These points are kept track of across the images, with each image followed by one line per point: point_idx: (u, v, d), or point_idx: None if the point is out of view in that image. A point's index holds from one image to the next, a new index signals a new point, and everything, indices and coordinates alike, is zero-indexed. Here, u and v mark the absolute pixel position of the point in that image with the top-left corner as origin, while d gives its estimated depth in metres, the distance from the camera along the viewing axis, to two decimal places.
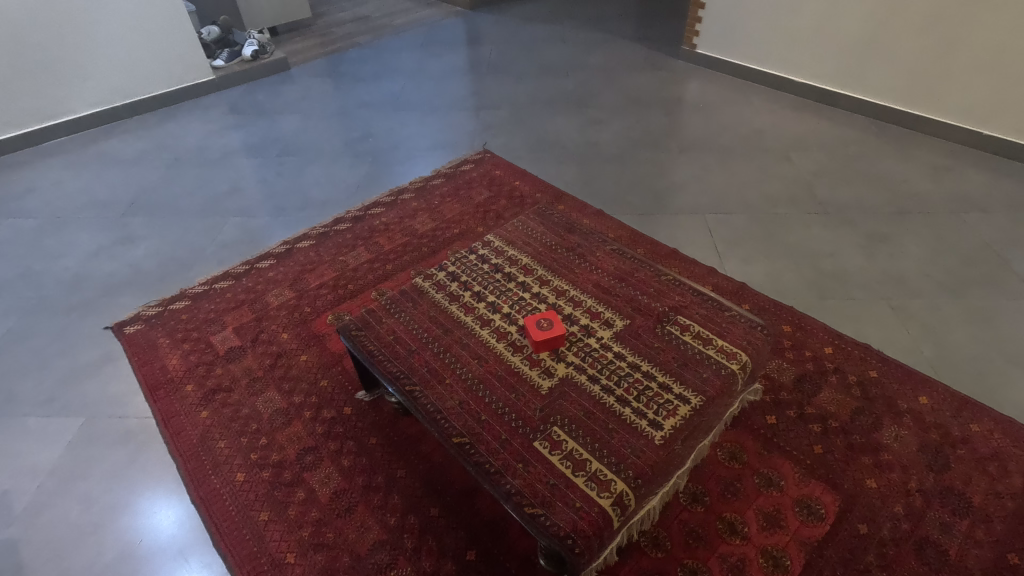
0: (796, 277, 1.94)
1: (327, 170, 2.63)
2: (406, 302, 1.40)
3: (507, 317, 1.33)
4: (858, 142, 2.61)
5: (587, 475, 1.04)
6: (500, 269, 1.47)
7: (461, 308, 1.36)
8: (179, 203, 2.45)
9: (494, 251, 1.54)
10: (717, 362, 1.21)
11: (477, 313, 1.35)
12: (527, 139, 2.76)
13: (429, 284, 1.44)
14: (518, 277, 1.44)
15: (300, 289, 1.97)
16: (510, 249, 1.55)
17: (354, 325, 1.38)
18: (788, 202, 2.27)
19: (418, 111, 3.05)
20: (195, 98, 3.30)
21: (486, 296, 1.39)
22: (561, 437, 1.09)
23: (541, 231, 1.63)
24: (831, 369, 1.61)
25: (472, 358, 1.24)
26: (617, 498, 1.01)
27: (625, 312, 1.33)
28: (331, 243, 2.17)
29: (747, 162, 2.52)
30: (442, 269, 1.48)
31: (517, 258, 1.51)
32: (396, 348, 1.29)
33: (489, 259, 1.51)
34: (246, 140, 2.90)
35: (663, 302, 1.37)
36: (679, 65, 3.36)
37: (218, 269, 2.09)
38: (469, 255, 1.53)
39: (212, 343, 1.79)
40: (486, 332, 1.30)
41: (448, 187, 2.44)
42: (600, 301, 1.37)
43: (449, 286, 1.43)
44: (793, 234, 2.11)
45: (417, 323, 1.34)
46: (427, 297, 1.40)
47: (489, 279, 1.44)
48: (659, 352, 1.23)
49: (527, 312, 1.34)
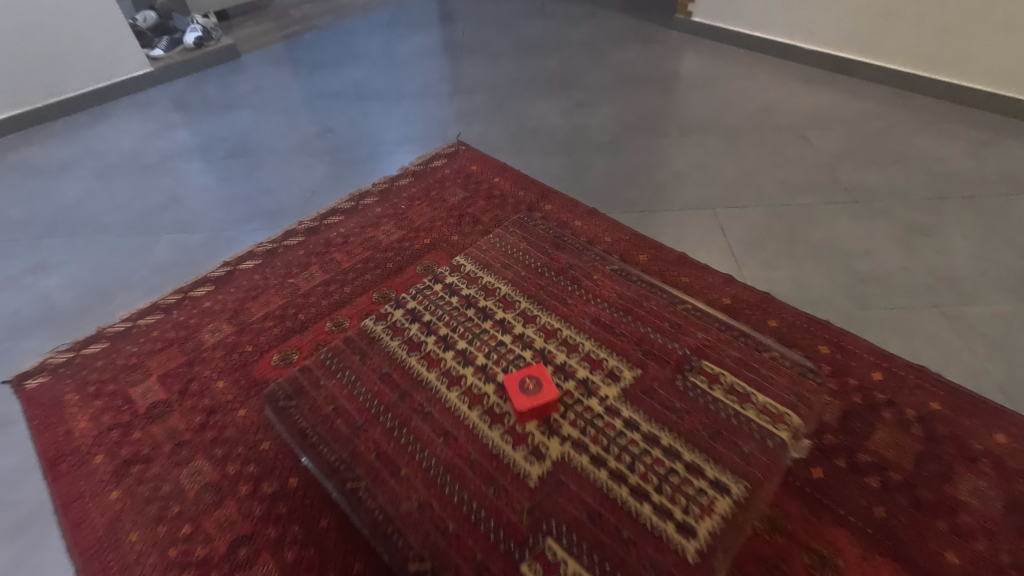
0: (828, 283, 1.64)
1: (280, 173, 2.29)
2: (351, 356, 1.09)
3: (482, 371, 1.02)
4: (882, 116, 2.30)
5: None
6: (472, 302, 1.17)
7: (422, 361, 1.06)
8: (105, 219, 2.11)
9: (464, 278, 1.23)
10: (760, 428, 0.91)
11: (442, 367, 1.04)
12: (507, 127, 2.43)
13: (382, 328, 1.13)
14: (496, 313, 1.14)
15: (241, 322, 1.65)
16: (485, 274, 1.24)
17: (280, 388, 1.08)
18: (809, 189, 1.97)
19: (385, 100, 2.70)
20: (132, 94, 2.92)
21: (455, 341, 1.08)
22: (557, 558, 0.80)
23: (524, 249, 1.34)
24: (882, 402, 1.32)
25: (436, 435, 0.94)
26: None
27: (633, 359, 1.04)
28: (280, 263, 1.84)
29: (758, 144, 2.20)
30: (399, 305, 1.17)
31: (495, 286, 1.20)
32: (337, 425, 0.99)
33: (459, 289, 1.20)
34: (187, 141, 2.54)
35: (680, 340, 1.08)
36: (672, 36, 3.02)
37: (145, 300, 1.76)
38: (433, 285, 1.22)
39: (131, 397, 1.47)
40: (455, 395, 0.99)
41: (417, 187, 2.11)
42: (601, 343, 1.07)
43: (408, 329, 1.12)
44: (820, 230, 1.80)
45: (365, 385, 1.03)
46: (378, 347, 1.09)
47: (460, 318, 1.13)
48: (682, 418, 0.93)
49: (507, 363, 1.03)
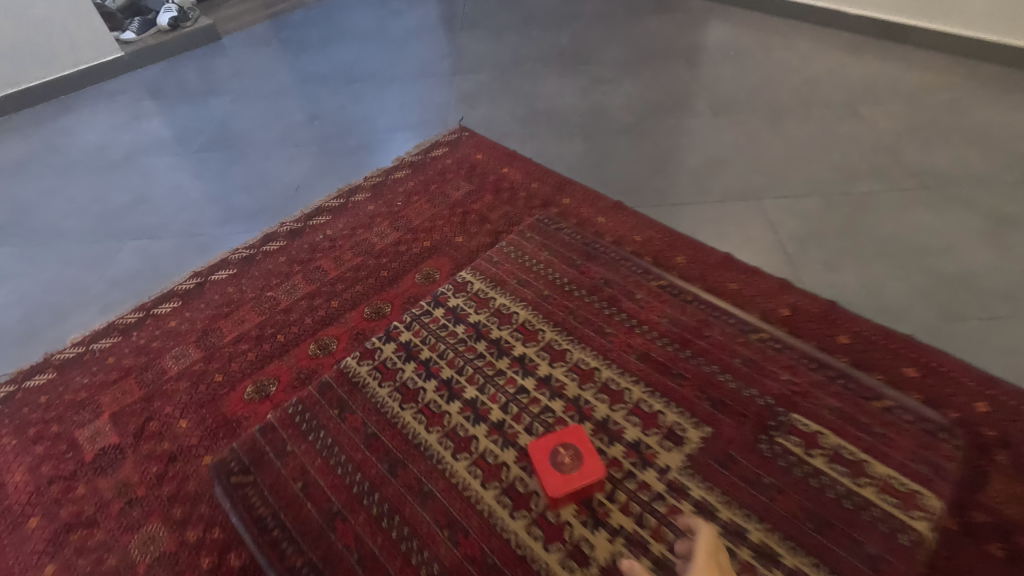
0: (905, 287, 1.37)
1: (261, 167, 2.03)
2: (370, 412, 1.03)
3: (511, 428, 0.95)
4: (946, 88, 2.01)
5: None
6: (495, 343, 1.08)
7: (446, 418, 0.99)
8: (62, 225, 1.87)
9: (486, 311, 1.16)
10: (824, 478, 0.87)
11: (468, 424, 0.97)
12: (516, 109, 2.15)
13: (399, 379, 1.06)
14: (522, 355, 1.06)
15: (210, 345, 1.41)
16: (509, 307, 1.17)
17: (281, 474, 0.99)
18: (870, 173, 1.69)
19: (378, 83, 2.43)
20: (101, 82, 2.66)
21: (459, 390, 1.01)
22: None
23: (553, 266, 1.28)
24: (995, 441, 1.06)
25: (467, 508, 0.89)
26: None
27: (674, 403, 0.98)
28: (257, 272, 1.59)
29: (804, 123, 1.92)
30: (417, 349, 1.10)
31: (520, 320, 1.13)
32: (360, 496, 0.94)
33: (480, 326, 1.12)
34: (160, 132, 2.29)
35: (755, 386, 1.01)
36: (696, 4, 2.72)
37: (101, 320, 1.52)
38: (452, 322, 1.14)
39: (77, 442, 1.24)
40: (484, 460, 0.93)
41: (414, 181, 1.85)
42: (639, 389, 1.00)
43: (428, 378, 1.05)
44: (888, 222, 1.53)
45: (388, 447, 0.98)
46: (398, 403, 1.03)
47: (483, 363, 1.05)
48: (773, 498, 0.85)
49: (537, 418, 0.96)
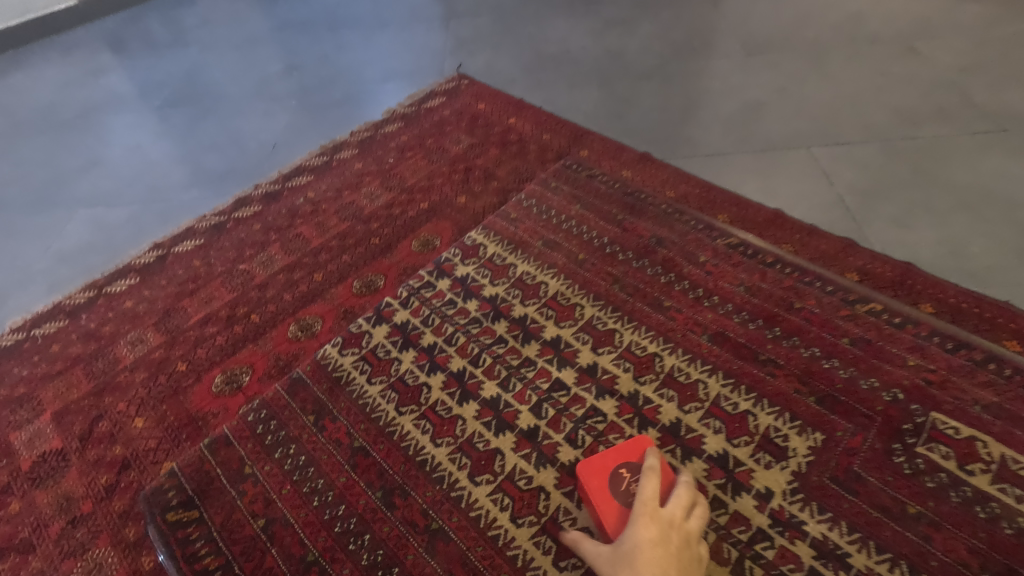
0: (991, 245, 1.16)
1: (233, 124, 1.79)
2: (382, 415, 0.92)
3: (546, 423, 0.89)
4: (1012, 20, 1.76)
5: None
6: (522, 330, 1.01)
7: (470, 419, 0.91)
8: (6, 193, 1.63)
9: (514, 294, 1.06)
10: (928, 469, 0.80)
11: (494, 423, 0.90)
12: (521, 54, 1.89)
13: (410, 376, 0.96)
14: (558, 343, 0.98)
15: (172, 328, 1.19)
16: (539, 284, 1.08)
17: (235, 508, 0.86)
18: (935, 115, 1.47)
19: (364, 29, 2.16)
20: (55, 35, 2.37)
21: (475, 387, 0.94)
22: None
23: (594, 227, 1.18)
24: None
25: (500, 517, 0.81)
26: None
27: (731, 380, 0.92)
28: (227, 243, 1.37)
29: (852, 62, 1.68)
30: (431, 339, 1.01)
31: (554, 301, 1.04)
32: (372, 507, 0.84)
33: (504, 312, 1.04)
34: (118, 88, 2.03)
35: (877, 376, 0.90)
36: None
37: (47, 302, 1.30)
38: (473, 306, 1.05)
39: (12, 447, 1.03)
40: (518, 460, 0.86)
41: (408, 135, 1.61)
42: (691, 369, 0.94)
43: (445, 373, 0.96)
44: (962, 172, 1.32)
45: (405, 453, 0.88)
46: (412, 404, 0.93)
47: (510, 350, 0.99)
48: (928, 535, 0.75)
49: (574, 411, 0.90)
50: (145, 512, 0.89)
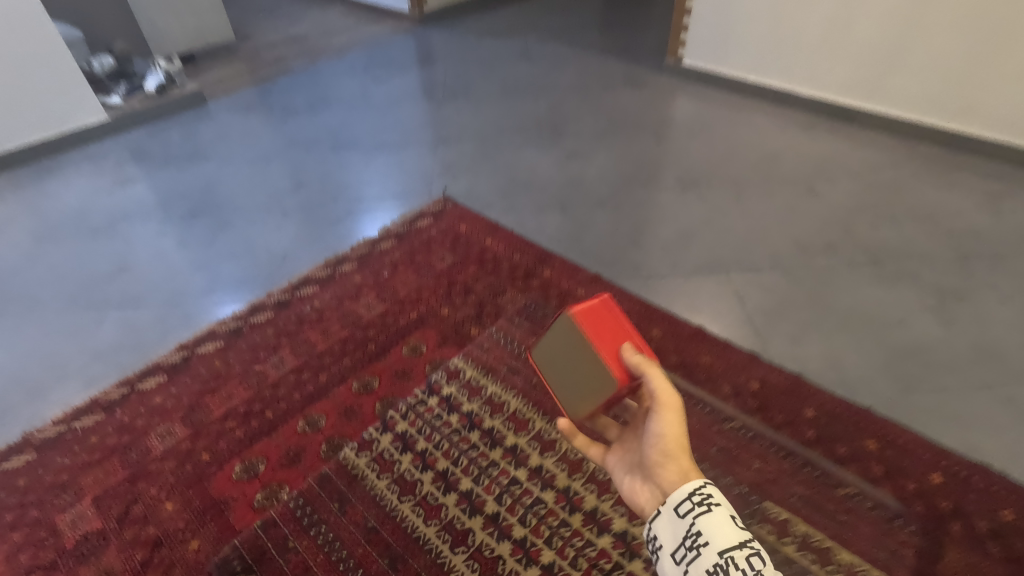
0: (863, 359, 1.48)
1: (247, 235, 2.07)
2: (378, 506, 1.16)
3: (502, 508, 1.14)
4: (891, 166, 2.19)
5: (742, 570, 0.63)
6: (486, 432, 1.27)
7: (447, 507, 1.14)
8: (40, 294, 1.85)
9: (481, 406, 1.31)
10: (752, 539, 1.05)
11: (464, 510, 1.14)
12: (497, 181, 2.25)
13: (400, 472, 1.21)
14: (511, 445, 1.23)
15: (197, 422, 1.41)
16: (502, 400, 1.33)
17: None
18: (827, 247, 1.83)
19: (363, 150, 2.52)
20: (84, 144, 2.67)
21: (455, 481, 1.18)
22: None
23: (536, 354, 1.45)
24: (948, 512, 1.15)
25: None
26: (759, 553, 0.65)
27: None
28: (244, 345, 1.61)
29: (765, 198, 2.07)
30: (415, 441, 1.26)
31: (511, 412, 1.30)
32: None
33: (473, 418, 1.29)
34: (143, 199, 2.31)
35: (730, 476, 1.19)
36: (663, 80, 2.92)
37: (83, 396, 1.50)
38: (447, 412, 1.31)
39: (57, 528, 1.22)
40: (482, 539, 1.09)
41: (400, 252, 1.91)
42: None
43: (428, 469, 1.21)
44: (846, 296, 1.65)
45: (396, 540, 1.11)
46: (403, 497, 1.17)
47: (474, 447, 1.24)
48: None
49: (524, 499, 1.14)
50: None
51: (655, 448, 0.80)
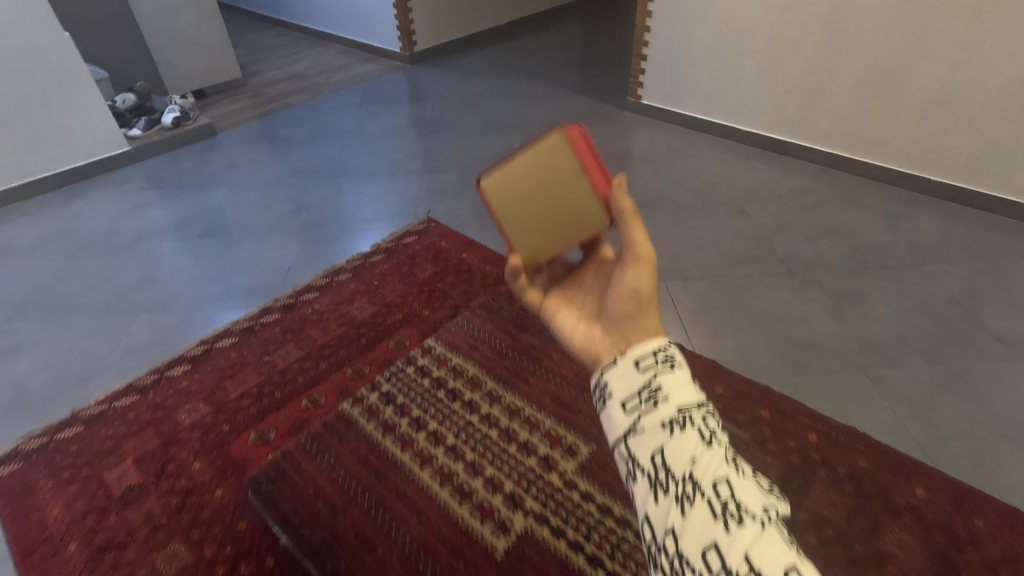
0: (768, 349, 1.80)
1: (257, 251, 2.38)
2: (330, 439, 1.16)
3: (452, 451, 1.13)
4: (813, 192, 2.55)
5: (695, 428, 0.59)
6: (442, 384, 1.27)
7: (397, 442, 1.15)
8: (77, 299, 2.14)
9: (436, 359, 1.34)
10: None
11: (415, 449, 1.14)
12: (474, 204, 2.59)
13: (358, 411, 1.22)
14: (464, 394, 1.25)
15: (217, 402, 1.70)
16: (454, 355, 1.36)
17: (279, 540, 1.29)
18: (749, 260, 2.17)
19: (357, 177, 2.86)
20: (108, 171, 2.99)
21: (410, 411, 1.21)
22: (641, 431, 0.61)
23: (491, 331, 1.45)
24: (818, 462, 1.46)
25: (410, 513, 1.03)
26: (714, 416, 0.61)
27: (590, 436, 1.16)
28: (256, 340, 1.91)
29: (703, 220, 2.42)
30: (374, 389, 1.26)
31: (463, 367, 1.32)
32: (316, 506, 1.05)
33: (430, 370, 1.31)
34: (162, 219, 2.62)
35: None
36: (625, 116, 3.30)
37: (119, 382, 1.79)
38: (406, 367, 1.32)
39: (106, 482, 1.50)
40: (428, 474, 1.09)
41: (389, 264, 2.23)
42: (560, 421, 1.20)
43: (383, 412, 1.21)
44: (760, 300, 1.98)
45: (343, 466, 1.11)
46: (355, 430, 1.18)
47: (431, 399, 1.24)
48: None
49: (475, 444, 1.14)
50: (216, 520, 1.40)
51: (628, 300, 0.73)
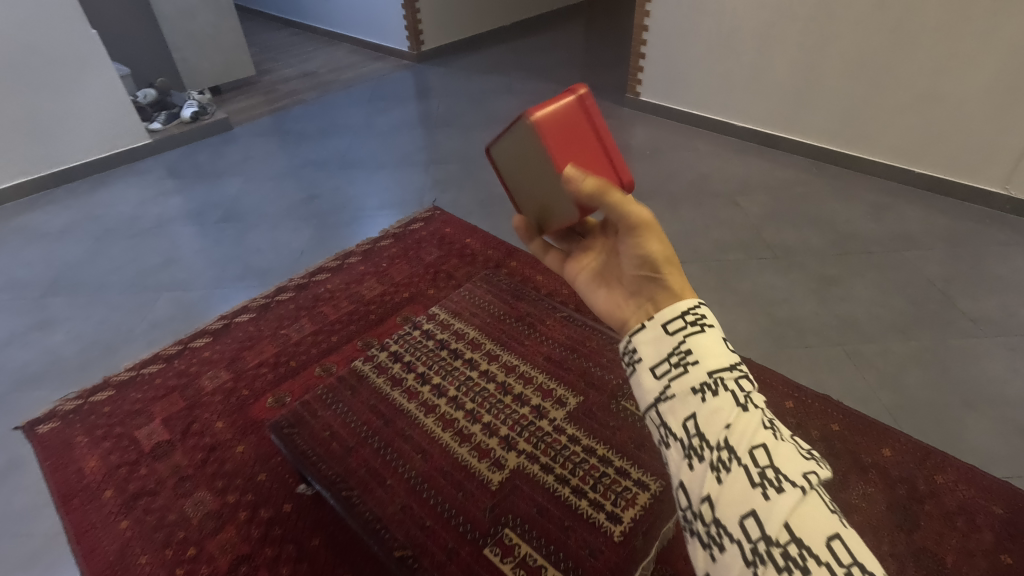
0: (751, 326, 1.92)
1: (271, 236, 2.52)
2: (343, 391, 1.29)
3: (454, 402, 1.26)
4: (802, 183, 2.66)
5: (729, 393, 0.60)
6: (445, 345, 1.41)
7: (404, 394, 1.28)
8: (105, 278, 2.28)
9: (439, 324, 1.48)
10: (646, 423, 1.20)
11: (420, 399, 1.27)
12: (477, 194, 2.72)
13: (368, 367, 1.35)
14: (465, 353, 1.39)
15: (237, 369, 1.83)
16: (457, 321, 1.50)
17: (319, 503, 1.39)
18: (738, 246, 2.29)
19: (366, 169, 2.99)
20: (130, 162, 3.14)
21: (415, 367, 1.34)
22: (673, 397, 0.62)
23: (490, 300, 1.61)
24: (793, 426, 1.57)
25: (415, 452, 1.15)
26: (746, 377, 0.62)
27: (578, 389, 1.30)
28: (272, 316, 2.04)
29: (695, 209, 2.54)
30: (383, 349, 1.39)
31: (464, 331, 1.46)
32: (331, 446, 1.16)
33: (434, 334, 1.44)
34: (181, 207, 2.76)
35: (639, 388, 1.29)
36: (624, 112, 3.42)
37: (146, 352, 1.93)
38: (413, 331, 1.45)
39: (137, 438, 1.63)
40: (431, 420, 1.22)
41: (396, 248, 2.36)
42: (551, 377, 1.33)
43: (391, 368, 1.34)
44: (747, 282, 2.10)
45: (356, 414, 1.23)
46: (366, 383, 1.31)
47: (435, 357, 1.37)
48: (639, 456, 1.13)
49: (474, 395, 1.27)
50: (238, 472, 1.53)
51: (641, 266, 0.74)
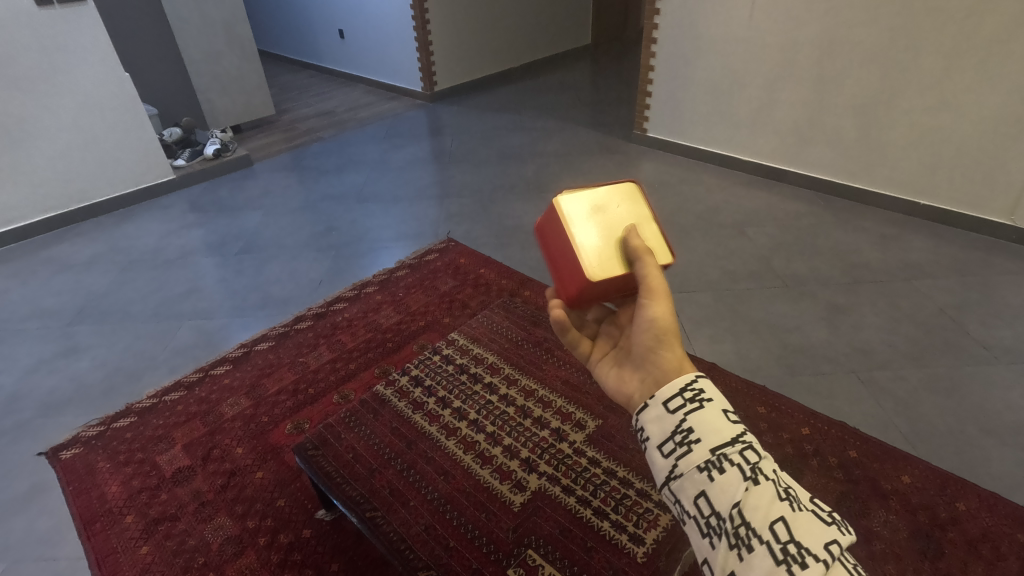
0: (764, 353, 1.93)
1: (292, 266, 2.58)
2: (366, 414, 1.30)
3: (474, 425, 1.29)
4: (809, 215, 2.71)
5: (738, 466, 0.51)
6: (465, 369, 1.44)
7: (425, 417, 1.30)
8: (129, 308, 2.34)
9: (458, 349, 1.51)
10: None
11: (441, 422, 1.29)
12: (490, 226, 2.79)
13: (390, 392, 1.36)
14: (484, 377, 1.43)
15: (257, 396, 1.86)
16: (475, 346, 1.53)
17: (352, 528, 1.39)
18: (748, 276, 2.32)
19: (382, 202, 3.08)
20: (154, 198, 3.25)
21: (436, 391, 1.37)
22: (679, 472, 0.53)
23: (509, 325, 1.69)
24: (810, 452, 1.58)
25: (438, 474, 1.17)
26: (753, 447, 0.53)
27: (596, 412, 1.35)
28: (290, 343, 2.08)
29: (704, 239, 2.59)
30: (405, 372, 1.41)
31: (483, 356, 1.50)
32: (355, 467, 1.15)
33: (454, 359, 1.47)
34: (201, 239, 2.84)
35: None
36: (632, 147, 3.52)
37: (168, 379, 1.96)
38: (433, 356, 1.48)
39: (158, 464, 1.65)
40: (453, 443, 1.24)
41: (413, 278, 2.41)
42: (570, 402, 1.39)
43: (412, 392, 1.36)
44: (757, 310, 2.13)
45: (378, 436, 1.24)
46: (388, 407, 1.32)
47: (455, 381, 1.40)
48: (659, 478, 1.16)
49: (495, 417, 1.31)
50: (256, 498, 1.54)
51: (649, 334, 0.65)
